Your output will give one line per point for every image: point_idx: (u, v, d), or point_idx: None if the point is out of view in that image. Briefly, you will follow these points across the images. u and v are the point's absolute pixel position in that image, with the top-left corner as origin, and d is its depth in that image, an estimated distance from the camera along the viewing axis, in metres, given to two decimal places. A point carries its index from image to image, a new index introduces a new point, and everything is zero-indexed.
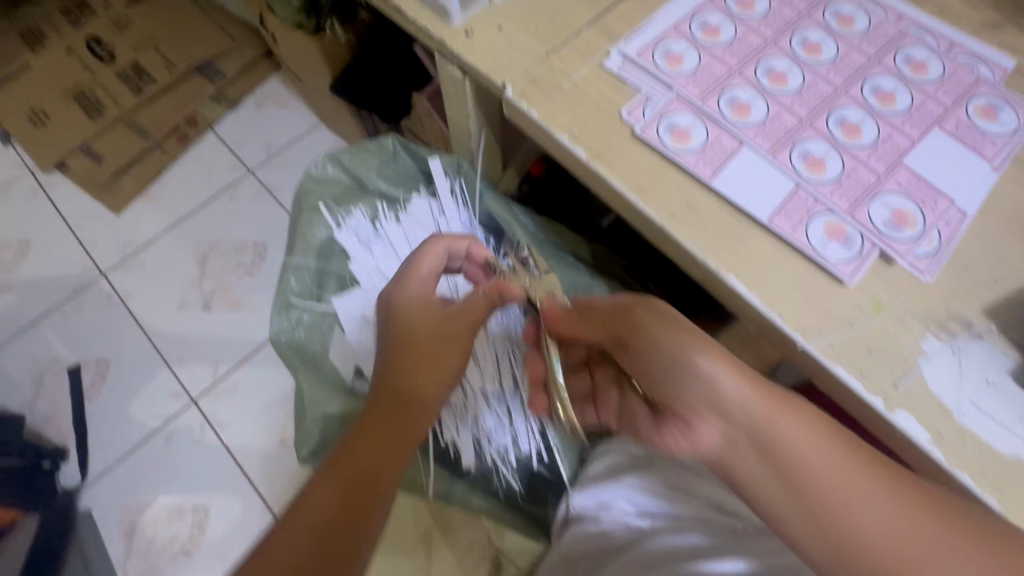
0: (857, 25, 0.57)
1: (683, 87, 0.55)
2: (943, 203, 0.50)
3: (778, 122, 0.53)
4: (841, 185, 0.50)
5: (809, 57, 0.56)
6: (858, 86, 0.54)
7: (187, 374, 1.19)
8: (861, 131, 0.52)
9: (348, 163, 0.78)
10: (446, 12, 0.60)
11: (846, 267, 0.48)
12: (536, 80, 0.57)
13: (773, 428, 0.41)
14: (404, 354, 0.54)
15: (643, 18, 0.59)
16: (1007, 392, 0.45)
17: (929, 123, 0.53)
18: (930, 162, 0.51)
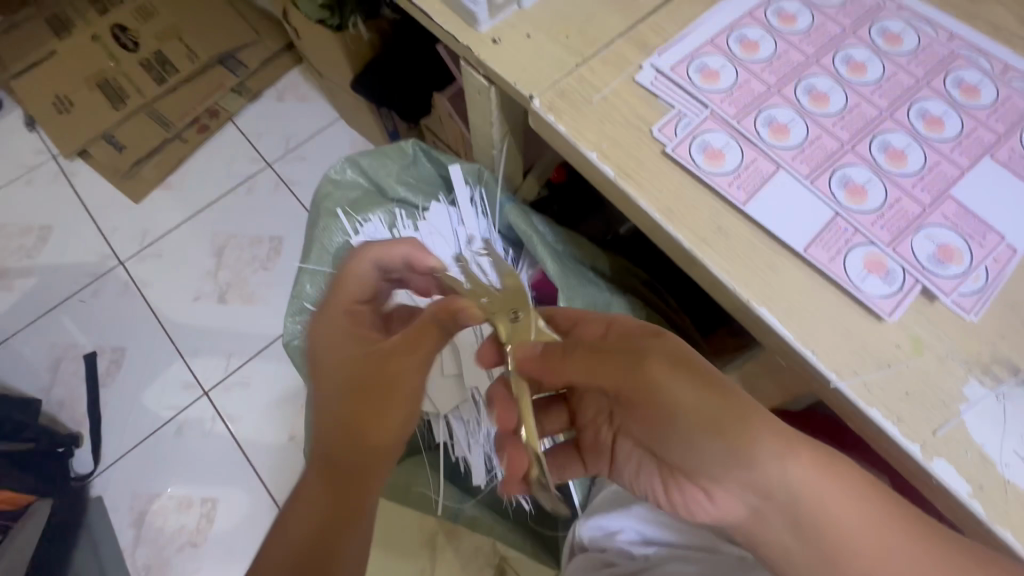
0: (906, 44, 0.54)
1: (719, 105, 0.52)
2: (992, 239, 0.47)
3: (818, 145, 0.50)
4: (884, 216, 0.48)
5: (852, 77, 0.53)
6: (905, 110, 0.52)
7: (200, 366, 1.20)
8: (906, 158, 0.50)
9: (366, 166, 0.76)
10: (474, 18, 0.58)
11: (886, 303, 0.45)
12: (565, 92, 0.55)
13: (752, 447, 0.40)
14: (347, 370, 0.48)
15: (677, 30, 0.56)
16: None
17: (980, 152, 0.50)
18: (980, 194, 0.49)
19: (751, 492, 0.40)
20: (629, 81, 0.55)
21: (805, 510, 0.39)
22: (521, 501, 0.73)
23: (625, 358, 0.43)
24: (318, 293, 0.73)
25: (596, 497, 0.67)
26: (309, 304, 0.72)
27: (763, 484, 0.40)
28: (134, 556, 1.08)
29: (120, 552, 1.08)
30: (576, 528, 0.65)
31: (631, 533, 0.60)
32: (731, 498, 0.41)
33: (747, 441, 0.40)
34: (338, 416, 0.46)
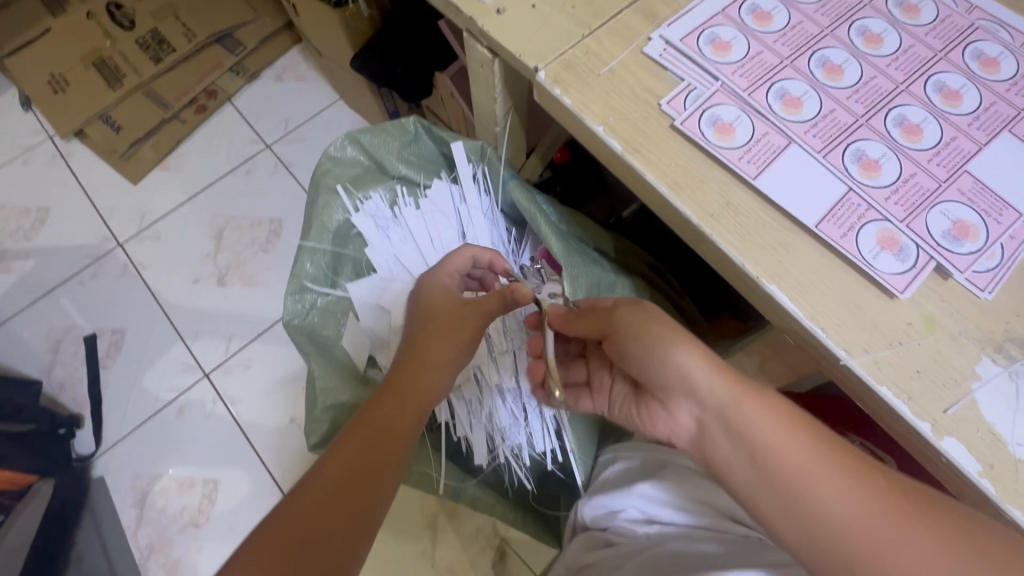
0: (924, 15, 0.52)
1: (730, 77, 0.51)
2: (1009, 215, 0.46)
3: (830, 118, 0.49)
4: (898, 191, 0.47)
5: (868, 49, 0.51)
6: (923, 83, 0.50)
7: (201, 348, 1.19)
8: (922, 133, 0.48)
9: (368, 144, 0.74)
10: None
11: (898, 281, 0.44)
12: (571, 64, 0.54)
13: (740, 410, 0.43)
14: (416, 342, 0.55)
15: (686, 1, 0.55)
16: None
17: (999, 127, 0.48)
18: (997, 170, 0.47)
19: (743, 463, 0.42)
20: (639, 52, 0.54)
21: (798, 488, 0.40)
22: (523, 480, 0.72)
23: (605, 314, 0.50)
24: (315, 272, 0.71)
25: (599, 478, 0.67)
26: (309, 281, 0.71)
27: (753, 453, 0.42)
28: (136, 536, 1.08)
29: (123, 532, 1.08)
30: (579, 509, 0.65)
31: (636, 510, 0.59)
32: (723, 459, 0.43)
33: (742, 413, 0.43)
34: (387, 386, 0.52)
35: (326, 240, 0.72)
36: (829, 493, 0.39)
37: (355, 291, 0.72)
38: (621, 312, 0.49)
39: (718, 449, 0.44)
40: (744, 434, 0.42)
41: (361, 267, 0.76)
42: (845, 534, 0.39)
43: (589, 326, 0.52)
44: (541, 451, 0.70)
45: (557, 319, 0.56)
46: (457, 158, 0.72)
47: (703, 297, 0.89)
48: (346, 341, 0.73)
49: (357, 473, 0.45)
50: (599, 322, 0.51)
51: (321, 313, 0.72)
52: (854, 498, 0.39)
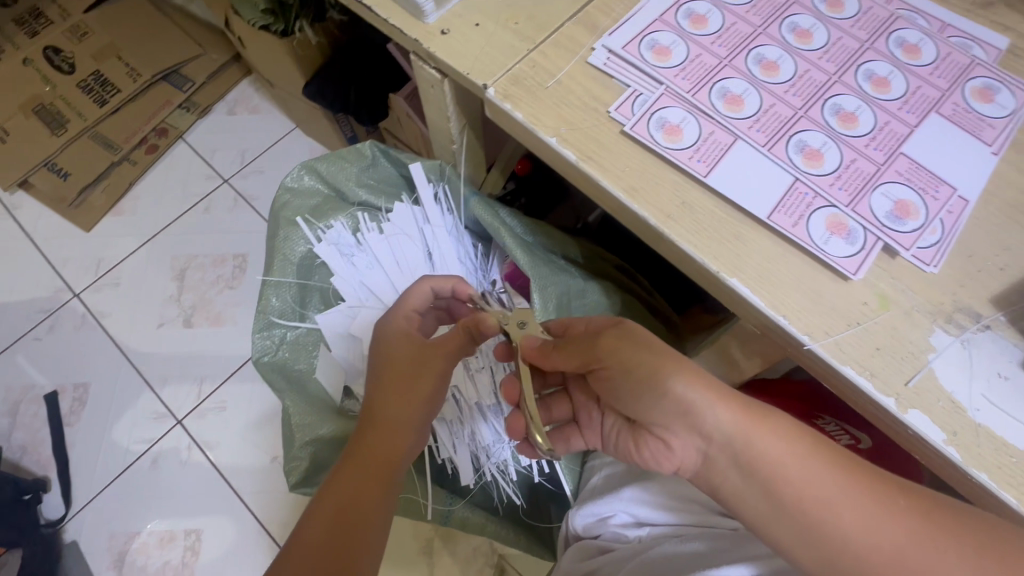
0: (847, 9, 0.55)
1: (673, 81, 0.52)
2: (947, 191, 0.48)
3: (771, 113, 0.51)
4: (842, 177, 0.49)
5: (800, 44, 0.54)
6: (853, 72, 0.53)
7: (171, 394, 1.15)
8: (857, 120, 0.51)
9: (325, 173, 0.73)
10: (420, 11, 0.57)
11: (850, 264, 0.46)
12: (519, 79, 0.54)
13: (741, 429, 0.43)
14: (376, 392, 0.54)
15: (626, 10, 0.56)
16: (1020, 385, 0.43)
17: (928, 109, 0.51)
18: (930, 149, 0.50)
19: (757, 497, 0.42)
20: (583, 63, 0.55)
21: (815, 516, 0.41)
22: (512, 495, 0.71)
23: (587, 347, 0.49)
24: (280, 305, 0.70)
25: (585, 488, 0.67)
26: (276, 316, 0.70)
27: (755, 471, 0.43)
28: None
29: None
30: (569, 519, 0.65)
31: (625, 515, 0.59)
32: (728, 484, 0.44)
33: (751, 446, 0.43)
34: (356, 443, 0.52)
35: (290, 271, 0.71)
36: (833, 499, 0.41)
37: (324, 322, 0.70)
38: (603, 345, 0.48)
39: (721, 470, 0.44)
40: (753, 465, 0.42)
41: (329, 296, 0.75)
42: (851, 538, 0.40)
43: (569, 358, 0.50)
44: (527, 464, 0.71)
45: (531, 351, 0.53)
46: (417, 180, 0.72)
47: (673, 293, 0.90)
48: (320, 373, 0.71)
49: (328, 538, 0.47)
50: (580, 354, 0.49)
51: (291, 347, 0.71)
52: (868, 514, 0.40)
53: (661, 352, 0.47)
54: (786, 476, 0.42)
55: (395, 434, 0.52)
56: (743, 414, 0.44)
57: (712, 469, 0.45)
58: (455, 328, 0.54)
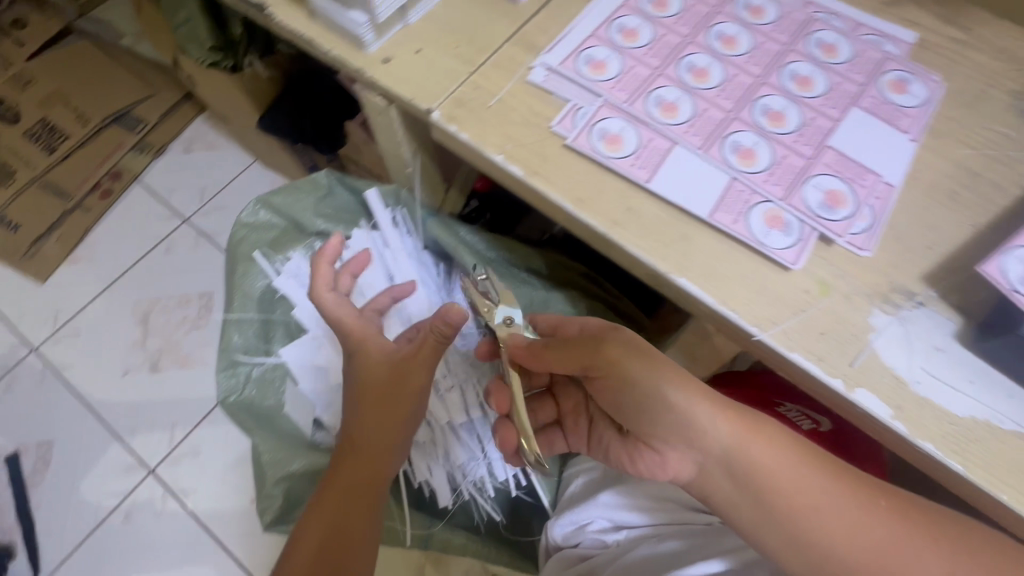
0: (768, 15, 0.58)
1: (610, 93, 0.54)
2: (873, 179, 0.51)
3: (704, 117, 0.53)
4: (775, 172, 0.51)
5: (726, 51, 0.57)
6: (777, 73, 0.56)
7: (141, 443, 1.11)
8: (785, 118, 0.53)
9: (280, 205, 0.74)
10: (361, 41, 0.58)
11: (789, 256, 0.48)
12: (463, 101, 0.56)
13: (738, 442, 0.45)
14: (356, 415, 0.56)
15: (561, 28, 0.58)
16: (956, 356, 0.46)
17: (849, 103, 0.54)
18: (854, 141, 0.53)
19: (747, 503, 0.45)
20: (524, 81, 0.56)
21: (801, 520, 0.43)
22: (491, 513, 0.71)
23: (586, 351, 0.50)
24: (241, 341, 0.70)
25: (564, 497, 0.67)
26: (239, 352, 0.70)
27: (751, 482, 0.45)
28: None
29: None
30: (548, 530, 0.65)
31: (603, 521, 0.60)
32: (724, 496, 0.46)
33: (745, 454, 0.45)
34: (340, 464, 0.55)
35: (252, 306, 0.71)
36: (822, 508, 0.43)
37: (290, 357, 0.70)
38: (607, 352, 0.49)
39: (716, 481, 0.46)
40: (747, 475, 0.45)
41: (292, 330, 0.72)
42: (837, 545, 0.43)
43: (561, 361, 0.50)
44: (504, 480, 0.70)
45: (521, 352, 0.53)
46: (373, 205, 0.74)
47: (642, 296, 0.92)
48: (290, 407, 0.71)
49: (319, 559, 0.50)
50: (576, 359, 0.50)
51: (259, 383, 0.70)
52: (852, 521, 0.43)
53: (664, 365, 0.48)
54: (777, 483, 0.44)
55: (379, 453, 0.55)
56: (740, 427, 0.46)
57: (705, 477, 0.47)
58: (425, 333, 0.55)
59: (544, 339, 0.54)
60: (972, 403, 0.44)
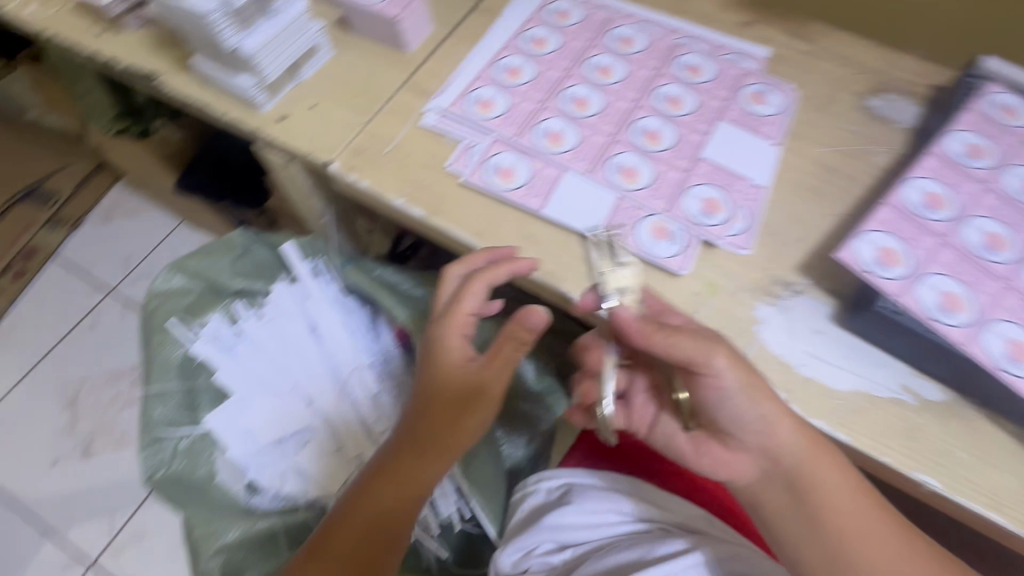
0: (637, 42, 0.64)
1: (499, 129, 0.58)
2: (743, 183, 0.57)
3: (593, 143, 0.58)
4: (658, 187, 0.56)
5: (604, 79, 0.61)
6: (652, 96, 0.61)
7: (77, 537, 1.04)
8: (661, 136, 0.58)
9: (194, 269, 0.73)
10: (254, 101, 0.62)
11: (678, 262, 0.53)
12: (362, 152, 0.59)
13: (813, 468, 0.48)
14: (417, 424, 0.54)
15: (450, 73, 0.62)
16: (832, 336, 0.52)
17: (716, 116, 0.60)
18: (726, 151, 0.58)
19: (798, 521, 0.49)
20: (417, 122, 0.60)
21: (843, 543, 0.48)
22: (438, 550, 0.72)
23: (705, 346, 0.46)
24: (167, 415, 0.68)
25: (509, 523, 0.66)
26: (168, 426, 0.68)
27: (814, 505, 0.48)
28: None
29: None
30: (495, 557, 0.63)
31: (547, 545, 0.60)
32: (779, 511, 0.50)
33: (816, 479, 0.48)
34: (389, 474, 0.55)
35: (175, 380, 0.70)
36: (867, 540, 0.48)
37: (217, 424, 0.69)
38: (716, 352, 0.45)
39: (774, 493, 0.50)
40: (803, 495, 0.48)
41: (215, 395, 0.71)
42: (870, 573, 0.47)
43: (683, 346, 0.46)
44: (447, 515, 0.71)
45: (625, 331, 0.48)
46: (291, 259, 0.74)
47: None
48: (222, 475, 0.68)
49: (355, 564, 0.53)
50: (695, 348, 0.46)
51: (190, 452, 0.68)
52: (891, 556, 0.47)
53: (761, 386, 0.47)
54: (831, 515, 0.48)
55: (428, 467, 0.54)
56: (821, 455, 0.48)
57: (763, 487, 0.50)
58: (510, 351, 0.53)
59: (648, 316, 0.49)
60: (851, 378, 0.50)
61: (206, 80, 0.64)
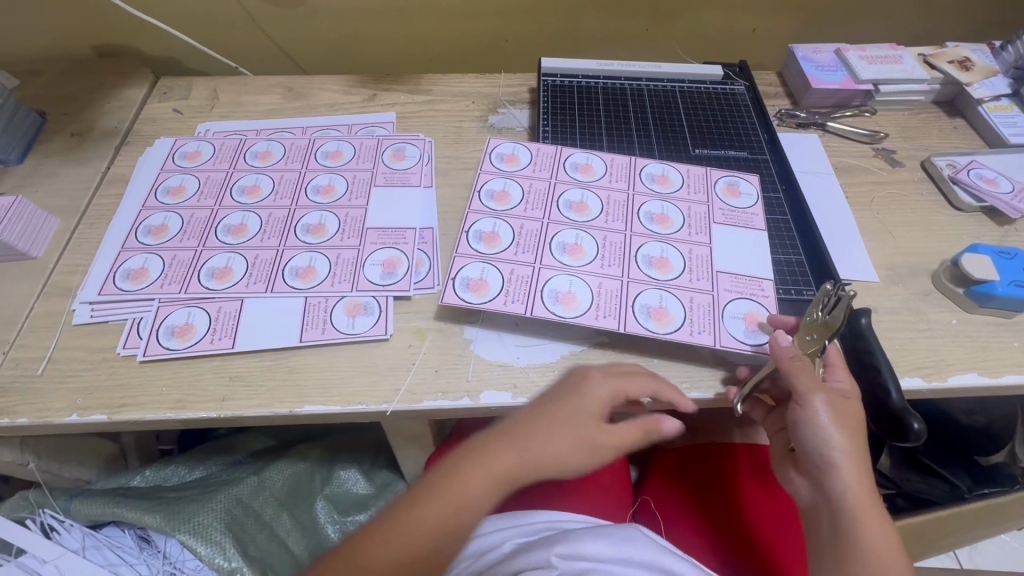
0: (732, 192, 0.60)
1: (419, 178, 0.65)
2: (626, 304, 0.51)
3: (638, 162, 0.62)
4: (615, 206, 0.58)
5: (681, 168, 0.62)
6: (727, 204, 0.59)
7: None
8: (670, 219, 0.57)
9: (55, 446, 0.62)
10: (155, 208, 0.62)
11: (460, 263, 0.53)
12: (289, 226, 0.60)
13: (867, 516, 0.42)
14: (437, 492, 0.42)
15: (351, 145, 0.68)
16: (841, 248, 0.61)
17: (708, 268, 0.54)
18: (690, 227, 0.57)
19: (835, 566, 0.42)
20: (351, 200, 0.63)
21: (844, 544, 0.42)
22: None
23: (851, 407, 0.45)
24: None
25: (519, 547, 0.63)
26: None
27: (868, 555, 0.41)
28: None
29: None
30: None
31: (517, 538, 0.52)
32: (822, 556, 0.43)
33: (865, 525, 0.42)
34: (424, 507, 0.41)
35: (108, 541, 0.58)
36: (871, 546, 0.41)
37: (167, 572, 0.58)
38: (845, 403, 0.45)
39: (818, 528, 0.45)
40: (847, 537, 0.42)
41: (203, 536, 0.57)
42: (862, 553, 0.41)
43: (850, 407, 0.45)
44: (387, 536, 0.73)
45: (842, 381, 0.47)
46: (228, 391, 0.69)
47: None
48: None
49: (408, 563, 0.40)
50: (851, 407, 0.45)
51: None
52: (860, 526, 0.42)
53: (850, 430, 0.44)
54: (874, 556, 0.41)
55: (440, 521, 0.41)
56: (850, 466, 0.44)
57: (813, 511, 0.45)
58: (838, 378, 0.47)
59: (836, 371, 0.48)
60: (851, 270, 0.59)
61: (113, 216, 0.62)
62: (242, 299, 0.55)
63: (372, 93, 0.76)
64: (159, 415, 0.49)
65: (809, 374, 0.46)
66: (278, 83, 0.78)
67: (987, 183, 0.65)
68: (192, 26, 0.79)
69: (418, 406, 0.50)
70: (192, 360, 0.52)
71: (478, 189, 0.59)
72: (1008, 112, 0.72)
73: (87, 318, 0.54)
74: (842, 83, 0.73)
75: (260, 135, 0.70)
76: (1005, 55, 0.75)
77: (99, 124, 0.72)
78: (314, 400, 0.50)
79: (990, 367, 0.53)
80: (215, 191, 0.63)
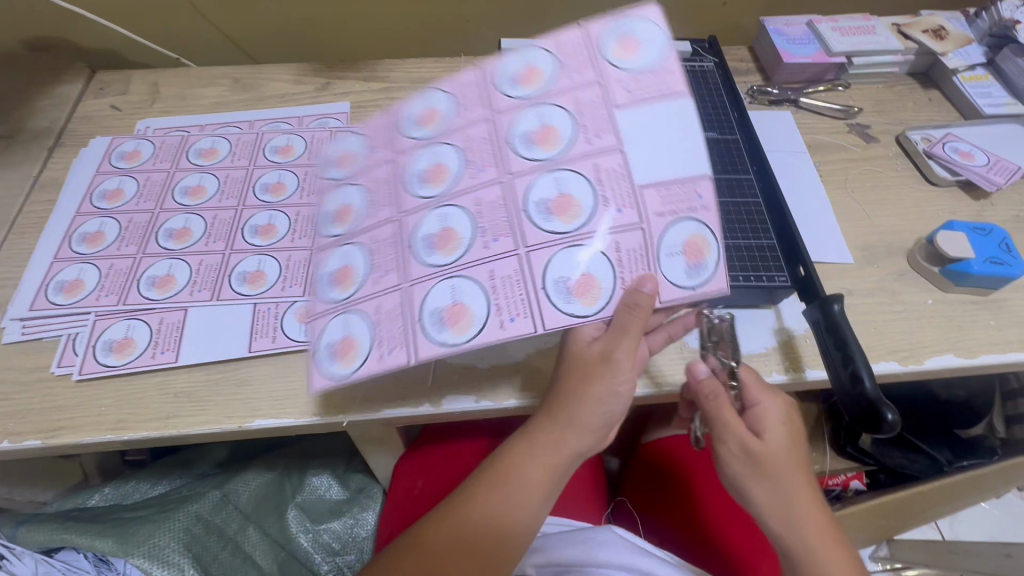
0: (624, 52, 0.46)
1: None
2: (529, 285, 0.41)
3: (489, 69, 0.48)
4: (479, 142, 0.45)
5: (541, 44, 0.47)
6: (623, 65, 0.45)
7: None
8: (554, 131, 0.44)
9: None
10: (92, 214, 0.58)
11: (321, 320, 0.45)
12: (236, 227, 0.57)
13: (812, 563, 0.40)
14: (481, 492, 0.42)
15: (302, 138, 0.64)
16: (815, 230, 0.59)
17: (626, 185, 0.42)
18: (592, 130, 0.44)
19: None
20: (302, 198, 0.59)
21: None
22: None
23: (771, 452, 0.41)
24: None
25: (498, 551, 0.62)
26: None
27: None
28: None
29: None
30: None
31: None
32: None
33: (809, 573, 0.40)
34: (468, 509, 0.42)
35: (64, 565, 0.55)
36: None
37: None
38: (765, 447, 0.41)
39: None
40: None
41: (159, 559, 0.54)
42: None
43: (772, 448, 0.41)
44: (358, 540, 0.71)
45: (760, 418, 0.42)
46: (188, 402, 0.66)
47: None
48: None
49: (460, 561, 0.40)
50: (771, 450, 0.41)
51: None
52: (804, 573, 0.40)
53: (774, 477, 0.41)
54: None
55: (489, 520, 0.41)
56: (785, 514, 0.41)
57: None
58: (756, 416, 0.42)
59: (752, 408, 0.43)
60: (824, 253, 0.57)
61: (46, 224, 0.58)
62: (185, 309, 0.52)
63: (325, 81, 0.72)
64: (98, 437, 0.46)
65: (721, 425, 0.42)
66: (223, 74, 0.73)
67: (963, 156, 0.63)
68: (127, 14, 0.73)
69: (375, 415, 0.47)
70: (133, 376, 0.49)
71: (317, 218, 0.49)
72: (983, 82, 0.70)
73: (18, 335, 0.51)
74: (815, 56, 0.71)
75: (204, 131, 0.66)
76: (980, 22, 0.72)
77: (30, 124, 0.67)
78: (266, 414, 0.47)
79: (965, 347, 0.51)
80: (155, 193, 0.59)
